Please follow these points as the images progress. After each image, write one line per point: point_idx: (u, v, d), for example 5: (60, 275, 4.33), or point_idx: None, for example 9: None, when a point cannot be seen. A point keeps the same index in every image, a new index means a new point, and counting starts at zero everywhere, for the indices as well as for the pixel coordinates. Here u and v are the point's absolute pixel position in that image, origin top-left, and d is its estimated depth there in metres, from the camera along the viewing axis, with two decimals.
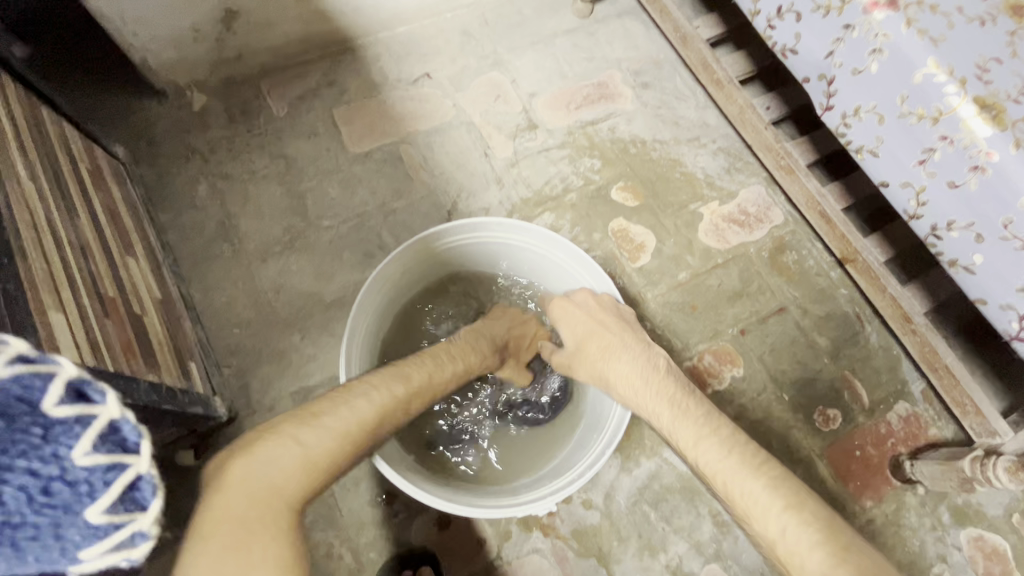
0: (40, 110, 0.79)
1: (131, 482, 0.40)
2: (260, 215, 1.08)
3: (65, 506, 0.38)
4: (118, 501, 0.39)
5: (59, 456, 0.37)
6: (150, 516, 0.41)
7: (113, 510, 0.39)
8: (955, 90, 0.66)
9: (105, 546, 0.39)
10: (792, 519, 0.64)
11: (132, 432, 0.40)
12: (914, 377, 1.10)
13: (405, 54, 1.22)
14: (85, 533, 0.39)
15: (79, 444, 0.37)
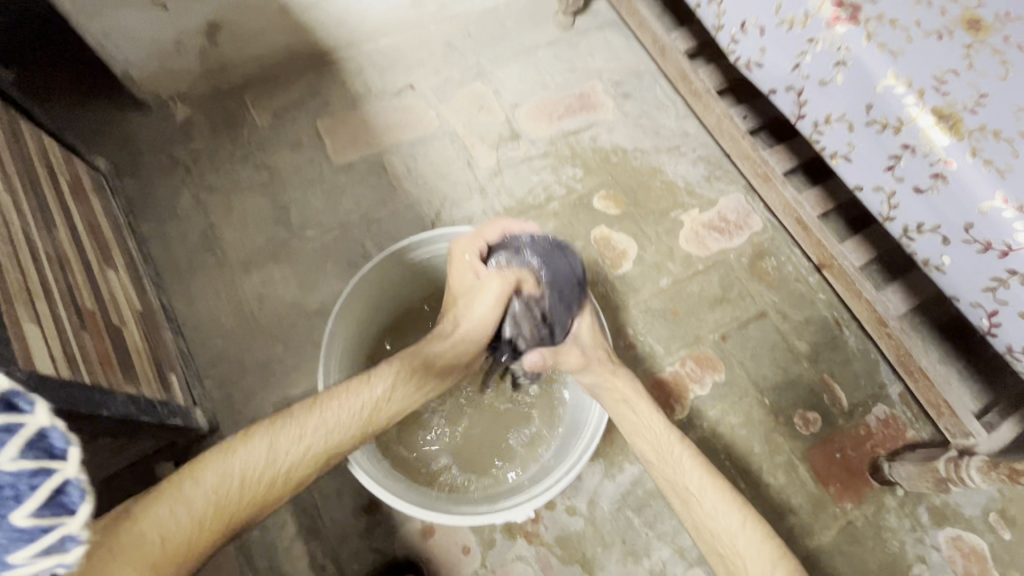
0: (19, 122, 0.79)
1: (56, 486, 0.42)
2: (243, 226, 1.08)
3: (1, 502, 0.41)
4: (44, 505, 0.42)
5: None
6: (79, 521, 0.44)
7: (39, 513, 0.42)
8: (914, 100, 0.69)
9: (33, 548, 0.42)
10: (749, 517, 0.71)
11: (59, 443, 0.43)
12: (892, 380, 1.12)
13: (389, 66, 1.24)
14: (12, 535, 0.42)
15: (10, 450, 0.40)
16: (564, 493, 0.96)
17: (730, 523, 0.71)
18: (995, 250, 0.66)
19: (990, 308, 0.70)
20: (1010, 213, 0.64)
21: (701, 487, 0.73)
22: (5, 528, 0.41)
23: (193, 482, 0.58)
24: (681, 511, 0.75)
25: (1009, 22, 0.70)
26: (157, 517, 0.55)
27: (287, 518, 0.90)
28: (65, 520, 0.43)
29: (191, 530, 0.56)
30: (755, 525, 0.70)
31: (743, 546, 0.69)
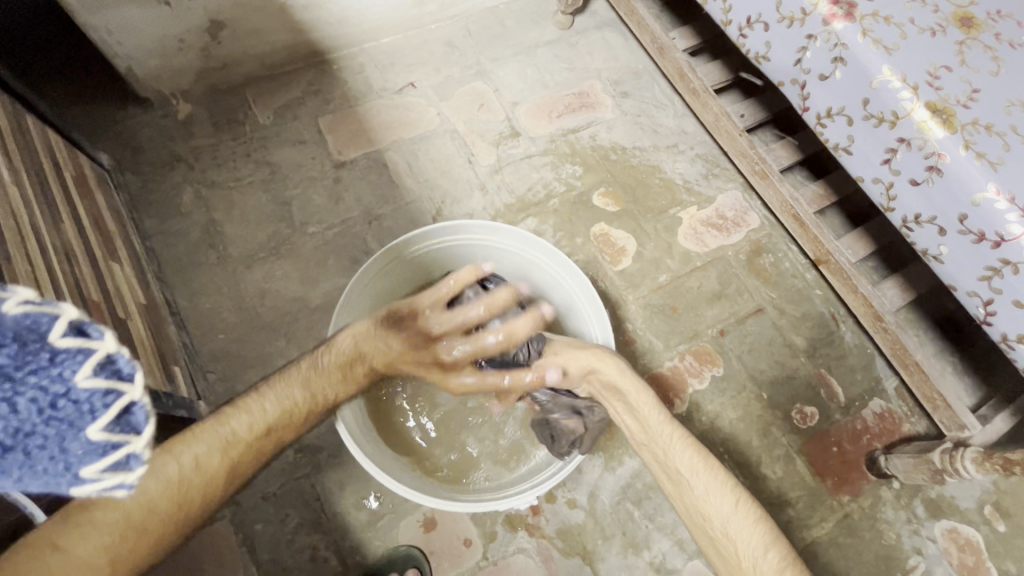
0: (24, 117, 0.80)
1: (118, 409, 0.44)
2: (245, 222, 1.09)
3: (70, 420, 0.43)
4: (115, 423, 0.45)
5: (57, 379, 0.42)
6: (143, 440, 0.47)
7: (109, 430, 0.44)
8: (909, 95, 0.71)
9: (104, 464, 0.45)
10: (741, 502, 0.74)
11: (123, 365, 0.44)
12: (888, 374, 1.14)
13: (390, 65, 1.25)
14: (85, 447, 0.44)
15: (84, 371, 0.42)
16: (565, 486, 0.97)
17: (722, 508, 0.73)
18: (989, 241, 0.68)
19: (986, 297, 0.72)
20: (1002, 205, 0.66)
21: (694, 474, 0.75)
22: (77, 446, 0.44)
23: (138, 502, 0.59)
24: (674, 495, 0.79)
25: (1000, 19, 0.72)
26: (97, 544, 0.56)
27: (289, 511, 0.91)
28: (130, 440, 0.46)
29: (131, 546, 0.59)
30: (747, 510, 0.73)
31: (733, 529, 0.72)
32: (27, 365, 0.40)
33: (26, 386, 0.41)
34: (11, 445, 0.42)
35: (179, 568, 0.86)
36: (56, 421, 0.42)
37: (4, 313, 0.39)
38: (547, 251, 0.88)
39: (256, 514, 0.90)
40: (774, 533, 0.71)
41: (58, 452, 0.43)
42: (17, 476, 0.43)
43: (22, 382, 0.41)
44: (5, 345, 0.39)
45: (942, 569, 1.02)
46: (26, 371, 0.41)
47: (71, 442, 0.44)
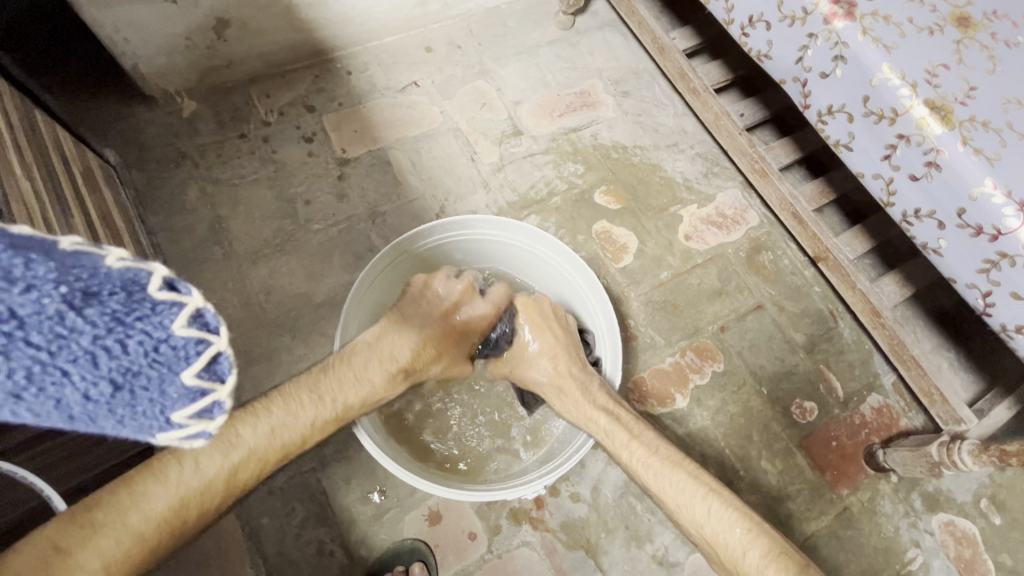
0: (34, 113, 0.81)
1: (211, 356, 0.40)
2: (250, 219, 1.10)
3: (168, 364, 0.39)
4: (204, 368, 0.41)
5: (157, 325, 0.38)
6: (228, 390, 0.42)
7: (201, 375, 0.40)
8: (908, 92, 0.73)
9: (192, 410, 0.41)
10: (715, 503, 0.72)
11: (212, 317, 0.41)
12: (885, 370, 1.15)
13: (393, 64, 1.26)
14: (178, 393, 0.40)
15: (178, 318, 0.38)
16: (568, 480, 0.98)
17: (695, 513, 0.72)
18: (987, 234, 0.70)
19: (985, 289, 0.74)
20: (999, 199, 0.67)
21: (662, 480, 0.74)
22: (173, 390, 0.40)
23: (140, 511, 0.55)
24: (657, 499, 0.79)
25: (995, 19, 0.73)
26: (101, 547, 0.52)
27: (295, 505, 0.91)
28: (217, 388, 0.42)
29: (138, 551, 0.55)
30: (722, 510, 0.71)
31: (709, 529, 0.71)
32: (133, 311, 0.37)
33: (132, 331, 0.37)
34: (116, 387, 0.38)
35: (187, 562, 0.86)
36: (157, 365, 0.38)
37: (108, 269, 0.37)
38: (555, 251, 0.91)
39: (262, 509, 0.90)
40: (754, 531, 0.69)
41: (155, 395, 0.39)
42: (116, 422, 0.39)
43: (130, 327, 0.37)
44: (114, 293, 0.36)
45: (940, 561, 1.03)
46: (132, 316, 0.37)
47: (167, 386, 0.39)
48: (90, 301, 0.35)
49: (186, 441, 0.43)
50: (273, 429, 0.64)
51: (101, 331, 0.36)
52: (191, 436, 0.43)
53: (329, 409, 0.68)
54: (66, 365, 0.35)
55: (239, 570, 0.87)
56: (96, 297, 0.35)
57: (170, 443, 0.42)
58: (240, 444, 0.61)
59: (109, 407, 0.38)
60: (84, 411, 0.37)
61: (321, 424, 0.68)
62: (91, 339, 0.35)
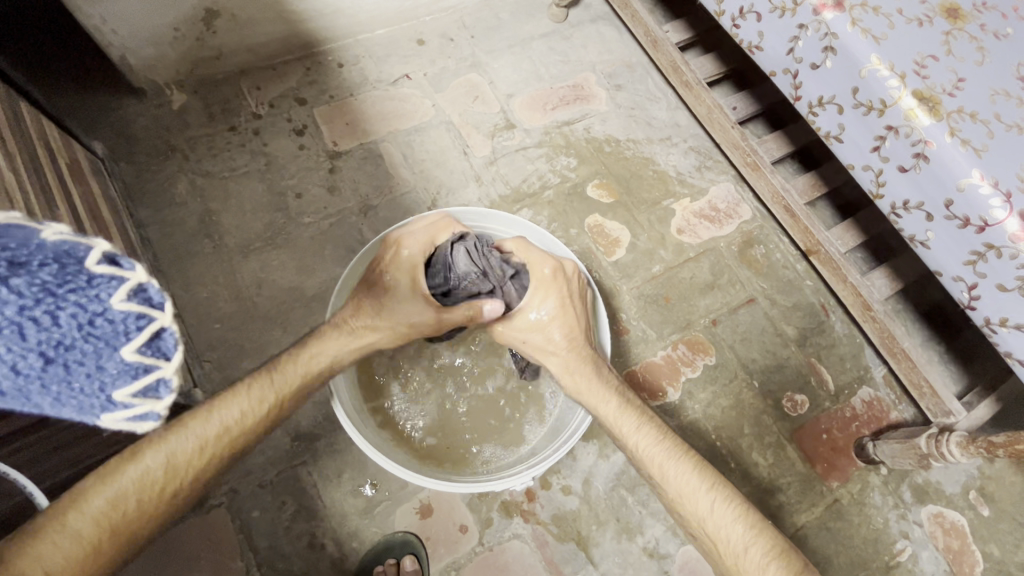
0: (18, 105, 0.80)
1: (153, 332, 0.40)
2: (240, 212, 1.09)
3: (106, 339, 0.38)
4: (146, 345, 0.40)
5: (92, 299, 0.37)
6: (173, 367, 0.42)
7: (142, 352, 0.40)
8: (897, 83, 0.73)
9: (135, 388, 0.40)
10: (718, 498, 0.72)
11: (156, 292, 0.40)
12: (876, 363, 1.16)
13: (385, 56, 1.25)
14: (117, 369, 0.39)
15: (116, 293, 0.37)
16: (560, 472, 0.98)
17: (699, 507, 0.72)
18: (974, 226, 0.70)
19: (971, 281, 0.74)
20: (986, 190, 0.68)
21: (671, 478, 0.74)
22: (111, 366, 0.39)
23: (79, 513, 0.52)
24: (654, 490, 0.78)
25: (985, 11, 0.73)
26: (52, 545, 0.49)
27: (285, 499, 0.91)
28: (162, 366, 0.41)
29: (84, 559, 0.50)
30: (724, 507, 0.71)
31: (712, 527, 0.70)
32: (66, 283, 0.36)
33: (64, 304, 0.36)
34: (48, 359, 0.37)
35: (176, 556, 0.86)
36: (93, 338, 0.38)
37: (41, 241, 0.35)
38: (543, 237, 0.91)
39: (253, 502, 0.90)
40: (757, 528, 0.69)
41: (92, 370, 0.39)
42: (54, 397, 0.39)
43: (61, 299, 0.36)
44: (45, 265, 0.35)
45: (928, 553, 1.04)
46: (65, 289, 0.36)
47: (104, 362, 0.39)
48: (16, 271, 0.34)
49: (134, 423, 0.42)
50: (215, 414, 0.62)
51: (29, 303, 0.35)
52: (138, 417, 0.42)
53: (270, 386, 0.67)
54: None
55: (230, 563, 0.87)
56: (24, 267, 0.34)
57: (115, 425, 0.42)
58: (182, 431, 0.60)
59: (41, 381, 0.38)
60: (15, 384, 0.37)
61: (262, 399, 0.66)
62: (17, 309, 0.35)
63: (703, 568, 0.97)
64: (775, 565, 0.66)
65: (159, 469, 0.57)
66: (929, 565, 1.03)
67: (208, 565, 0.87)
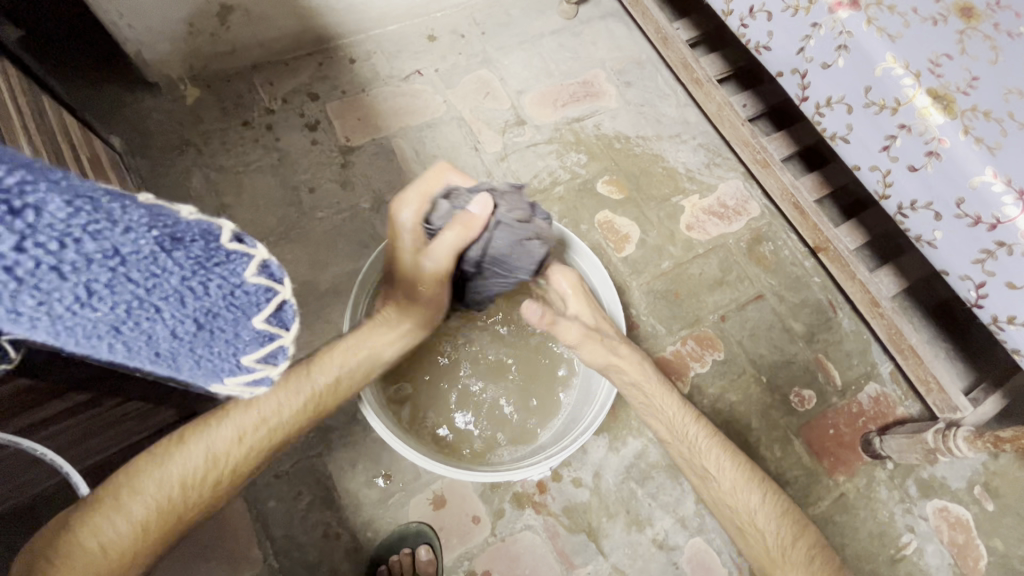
0: (38, 98, 0.82)
1: (278, 305, 0.40)
2: (255, 207, 1.10)
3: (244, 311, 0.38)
4: (273, 314, 0.40)
5: (232, 273, 0.36)
6: (291, 336, 0.43)
7: (269, 321, 0.40)
8: (911, 82, 0.73)
9: (261, 353, 0.41)
10: (767, 495, 0.76)
11: (276, 269, 0.39)
12: (883, 359, 1.17)
13: (396, 52, 1.25)
14: (247, 339, 0.40)
15: (249, 267, 0.37)
16: (570, 465, 0.99)
17: (751, 500, 0.75)
18: (985, 224, 0.71)
19: (979, 280, 0.75)
20: (998, 188, 0.68)
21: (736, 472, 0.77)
22: (246, 333, 0.39)
23: (132, 492, 0.57)
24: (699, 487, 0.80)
25: (998, 10, 0.74)
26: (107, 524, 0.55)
27: (300, 489, 0.93)
28: (283, 334, 0.42)
29: (138, 534, 0.56)
30: (773, 500, 0.75)
31: (762, 521, 0.74)
32: (214, 258, 0.34)
33: (212, 276, 0.35)
34: (198, 327, 0.36)
35: (194, 544, 0.88)
36: (234, 308, 0.37)
37: (186, 221, 0.33)
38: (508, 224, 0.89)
39: (269, 492, 0.92)
40: (801, 522, 0.74)
41: (230, 337, 0.39)
42: (193, 363, 0.39)
43: (210, 272, 0.34)
44: (196, 240, 0.33)
45: (933, 546, 1.05)
46: (213, 262, 0.34)
47: (241, 330, 0.39)
48: (177, 245, 0.32)
49: (251, 387, 0.44)
50: (253, 407, 0.63)
51: (188, 274, 0.33)
52: (254, 382, 0.44)
53: (306, 381, 0.66)
54: (156, 304, 0.33)
55: (248, 551, 0.89)
56: (182, 242, 0.32)
57: (233, 390, 0.44)
58: (223, 423, 0.62)
59: (190, 346, 0.37)
60: (169, 347, 0.36)
61: (297, 396, 0.65)
62: (179, 280, 0.33)
63: (711, 559, 0.98)
64: (817, 559, 0.71)
65: (201, 457, 0.60)
66: (934, 558, 1.05)
67: (224, 553, 0.88)
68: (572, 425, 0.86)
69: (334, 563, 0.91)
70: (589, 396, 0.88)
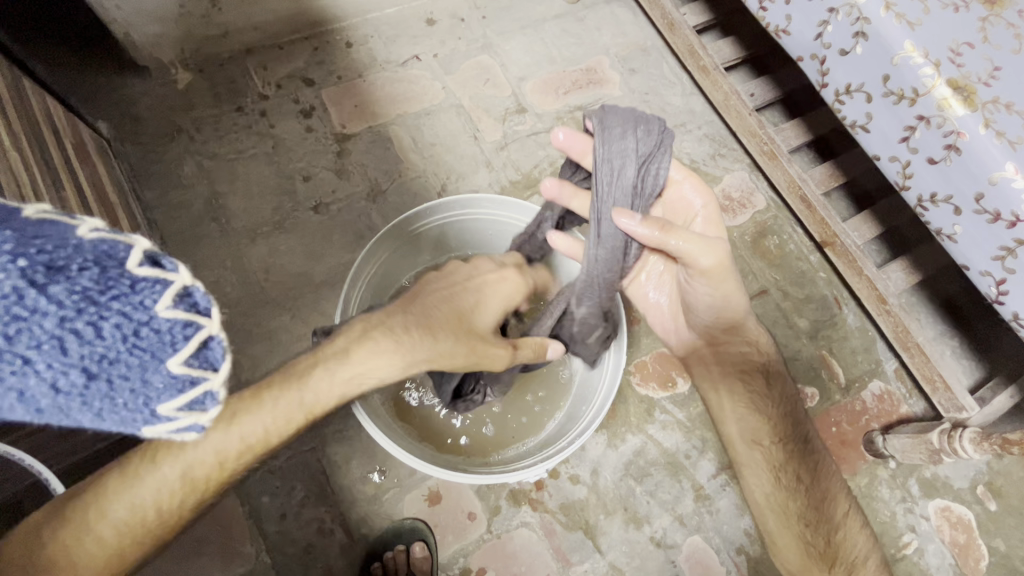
0: (21, 82, 0.79)
1: (199, 342, 0.42)
2: (248, 195, 1.08)
3: (151, 351, 0.40)
4: (194, 356, 0.42)
5: (134, 307, 0.39)
6: (219, 378, 0.44)
7: (189, 363, 0.42)
8: (930, 71, 0.71)
9: (180, 402, 0.43)
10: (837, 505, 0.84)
11: (201, 299, 0.42)
12: (888, 357, 1.14)
13: (394, 36, 1.22)
14: (166, 383, 0.41)
15: (161, 299, 0.39)
16: (568, 462, 0.98)
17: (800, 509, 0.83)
18: (1004, 221, 0.70)
19: (999, 276, 0.74)
20: (1019, 184, 0.66)
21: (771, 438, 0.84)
22: (157, 379, 0.41)
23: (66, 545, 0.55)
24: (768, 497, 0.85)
25: None
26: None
27: (294, 484, 0.91)
28: (209, 376, 0.43)
29: None
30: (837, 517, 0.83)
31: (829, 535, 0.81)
32: (106, 291, 0.38)
33: (106, 313, 0.38)
34: (90, 375, 0.39)
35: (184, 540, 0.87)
36: (138, 351, 0.40)
37: (80, 240, 0.38)
38: (492, 200, 0.86)
39: (262, 487, 0.90)
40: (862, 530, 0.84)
41: (138, 385, 0.41)
42: (94, 414, 0.40)
43: (103, 307, 0.38)
44: (84, 269, 0.37)
45: (934, 546, 1.04)
46: (106, 296, 0.38)
47: (149, 376, 0.41)
48: (52, 278, 0.36)
49: (179, 433, 0.45)
50: (185, 459, 0.58)
51: (67, 312, 0.37)
52: (183, 429, 0.45)
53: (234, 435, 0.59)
54: (32, 351, 0.37)
55: (241, 547, 0.88)
56: (59, 274, 0.37)
57: (162, 434, 0.44)
58: (197, 444, 0.58)
59: (84, 398, 0.39)
60: (56, 401, 0.39)
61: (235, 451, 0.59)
62: (57, 319, 0.37)
63: (710, 557, 0.97)
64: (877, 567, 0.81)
65: (173, 474, 0.58)
66: (934, 558, 1.04)
67: (216, 548, 0.87)
68: (581, 417, 0.84)
69: (329, 559, 0.90)
70: (594, 386, 0.86)
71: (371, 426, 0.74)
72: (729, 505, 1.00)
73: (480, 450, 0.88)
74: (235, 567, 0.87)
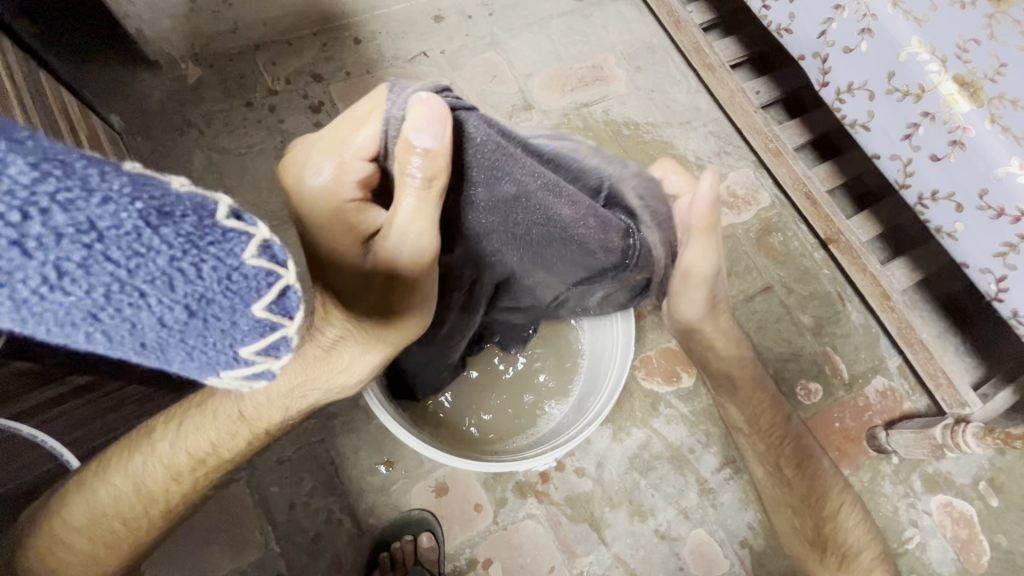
0: (37, 75, 0.80)
1: (282, 289, 0.32)
2: (256, 189, 1.09)
3: (242, 299, 0.30)
4: (275, 300, 0.32)
5: (229, 254, 0.28)
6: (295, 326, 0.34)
7: (272, 309, 0.32)
8: (936, 68, 0.72)
9: (260, 345, 0.34)
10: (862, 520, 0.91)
11: (280, 248, 0.31)
12: (891, 353, 1.15)
13: (402, 32, 1.22)
14: (249, 327, 0.32)
15: (248, 248, 0.28)
16: (574, 455, 0.98)
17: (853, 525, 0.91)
18: (1007, 217, 0.71)
19: (999, 273, 0.75)
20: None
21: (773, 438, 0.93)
22: (243, 323, 0.31)
23: (66, 520, 0.61)
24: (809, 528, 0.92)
25: None
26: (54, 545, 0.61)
27: (303, 475, 0.92)
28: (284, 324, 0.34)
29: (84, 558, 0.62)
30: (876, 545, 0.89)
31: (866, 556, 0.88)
32: (209, 236, 0.27)
33: (206, 258, 0.27)
34: (190, 313, 0.29)
35: (195, 530, 0.88)
36: (231, 295, 0.29)
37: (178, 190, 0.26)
38: None
39: (271, 477, 0.91)
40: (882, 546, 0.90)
41: (227, 327, 0.31)
42: (185, 353, 0.32)
43: (206, 255, 0.27)
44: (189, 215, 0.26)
45: (936, 541, 1.05)
46: (208, 241, 0.27)
47: (237, 320, 0.31)
48: (166, 220, 0.25)
49: (247, 380, 0.37)
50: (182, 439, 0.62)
51: (178, 254, 0.26)
52: (252, 374, 0.36)
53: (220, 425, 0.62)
54: (138, 286, 0.26)
55: (250, 537, 0.89)
56: (171, 216, 0.25)
57: (226, 380, 0.36)
58: (149, 454, 0.62)
59: (182, 336, 0.30)
60: (156, 337, 0.30)
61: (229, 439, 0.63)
62: (168, 261, 0.26)
63: (714, 550, 0.98)
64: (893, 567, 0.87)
65: (127, 486, 0.62)
66: (936, 553, 1.04)
67: (226, 537, 0.89)
68: (588, 408, 0.86)
69: (337, 548, 0.91)
70: (601, 377, 0.87)
71: (385, 417, 0.76)
72: (733, 498, 1.01)
73: (487, 441, 0.90)
74: (244, 555, 0.89)
